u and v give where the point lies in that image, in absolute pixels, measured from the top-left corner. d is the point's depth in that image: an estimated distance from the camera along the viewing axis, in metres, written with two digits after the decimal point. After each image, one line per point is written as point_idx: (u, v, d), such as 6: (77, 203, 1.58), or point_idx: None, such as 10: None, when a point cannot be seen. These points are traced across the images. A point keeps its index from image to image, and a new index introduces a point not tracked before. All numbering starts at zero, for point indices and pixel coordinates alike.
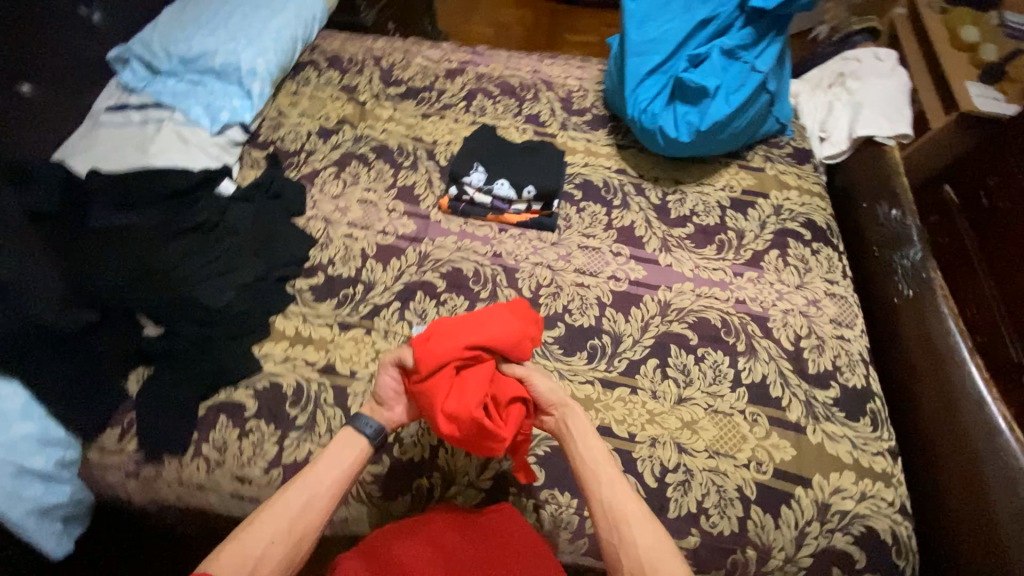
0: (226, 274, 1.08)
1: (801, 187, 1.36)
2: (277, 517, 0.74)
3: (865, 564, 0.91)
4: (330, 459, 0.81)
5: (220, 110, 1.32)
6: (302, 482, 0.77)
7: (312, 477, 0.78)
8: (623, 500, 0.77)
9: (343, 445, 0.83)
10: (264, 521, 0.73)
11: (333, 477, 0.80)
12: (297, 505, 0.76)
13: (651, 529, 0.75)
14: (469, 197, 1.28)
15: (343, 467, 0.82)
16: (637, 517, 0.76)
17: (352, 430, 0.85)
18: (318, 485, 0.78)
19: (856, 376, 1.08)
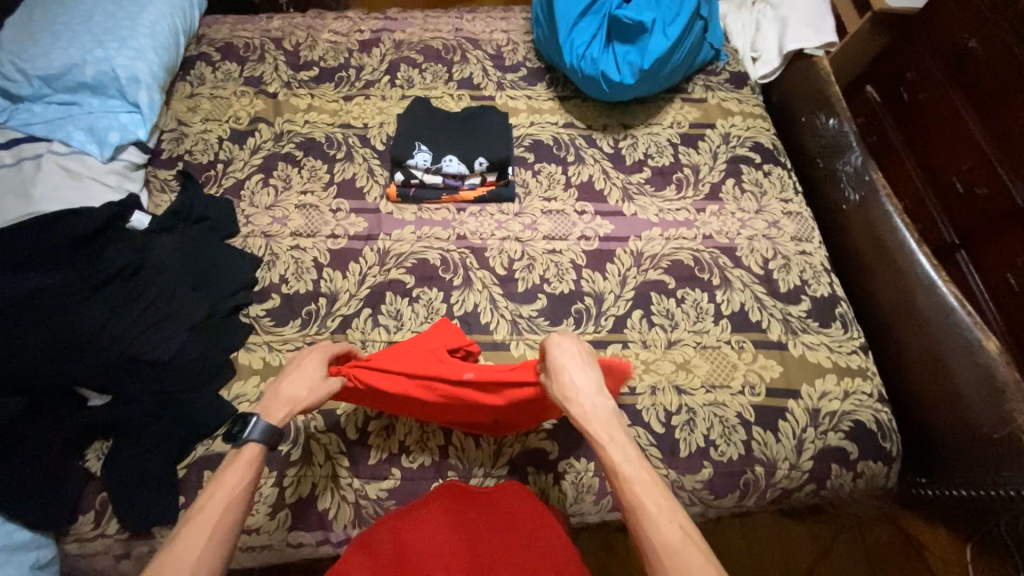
0: (168, 319, 0.96)
1: (743, 111, 1.37)
2: (189, 556, 0.61)
3: (857, 454, 0.99)
4: (230, 479, 0.69)
5: (106, 131, 1.12)
6: (206, 511, 0.65)
7: (220, 502, 0.66)
8: (655, 527, 0.64)
9: (239, 461, 0.71)
10: (175, 563, 0.60)
11: (236, 495, 0.67)
12: (208, 540, 0.63)
13: (692, 564, 0.60)
14: (418, 180, 1.19)
15: (245, 484, 0.69)
16: (672, 550, 0.62)
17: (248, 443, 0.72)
18: (230, 506, 0.66)
19: (822, 286, 1.14)
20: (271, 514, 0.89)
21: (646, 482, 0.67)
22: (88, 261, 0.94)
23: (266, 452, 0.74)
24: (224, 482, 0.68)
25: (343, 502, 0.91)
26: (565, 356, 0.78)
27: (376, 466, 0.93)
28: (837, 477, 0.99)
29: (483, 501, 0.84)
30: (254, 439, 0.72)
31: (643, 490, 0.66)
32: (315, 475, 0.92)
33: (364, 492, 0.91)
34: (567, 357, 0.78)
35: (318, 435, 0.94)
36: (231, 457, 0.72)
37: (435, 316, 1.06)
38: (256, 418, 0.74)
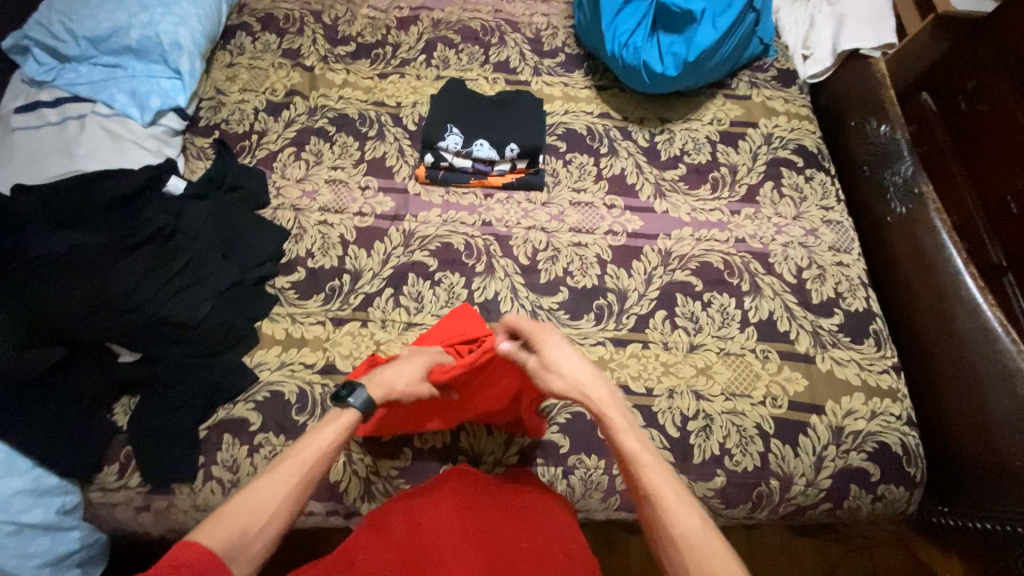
0: (197, 284, 0.98)
1: (789, 112, 1.31)
2: (274, 496, 0.63)
3: (879, 476, 0.96)
4: (327, 435, 0.71)
5: (148, 96, 1.15)
6: (301, 459, 0.68)
7: (313, 453, 0.69)
8: (673, 515, 0.63)
9: (338, 420, 0.74)
10: (260, 497, 0.63)
11: (325, 451, 0.70)
12: (294, 481, 0.66)
13: (712, 553, 0.60)
14: (447, 162, 1.18)
15: (338, 446, 0.72)
16: (692, 539, 0.61)
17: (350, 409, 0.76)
18: (318, 461, 0.69)
19: (857, 300, 1.09)
20: None
21: (662, 470, 0.68)
22: (124, 223, 0.97)
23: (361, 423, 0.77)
24: (320, 435, 0.71)
25: (354, 476, 0.92)
26: (564, 350, 0.81)
27: (388, 444, 0.94)
28: (856, 498, 0.96)
29: (501, 488, 0.85)
30: (355, 405, 0.76)
31: (659, 478, 0.67)
32: None
33: (375, 468, 0.93)
34: (568, 349, 0.81)
35: None
36: (331, 415, 0.75)
37: (456, 301, 1.06)
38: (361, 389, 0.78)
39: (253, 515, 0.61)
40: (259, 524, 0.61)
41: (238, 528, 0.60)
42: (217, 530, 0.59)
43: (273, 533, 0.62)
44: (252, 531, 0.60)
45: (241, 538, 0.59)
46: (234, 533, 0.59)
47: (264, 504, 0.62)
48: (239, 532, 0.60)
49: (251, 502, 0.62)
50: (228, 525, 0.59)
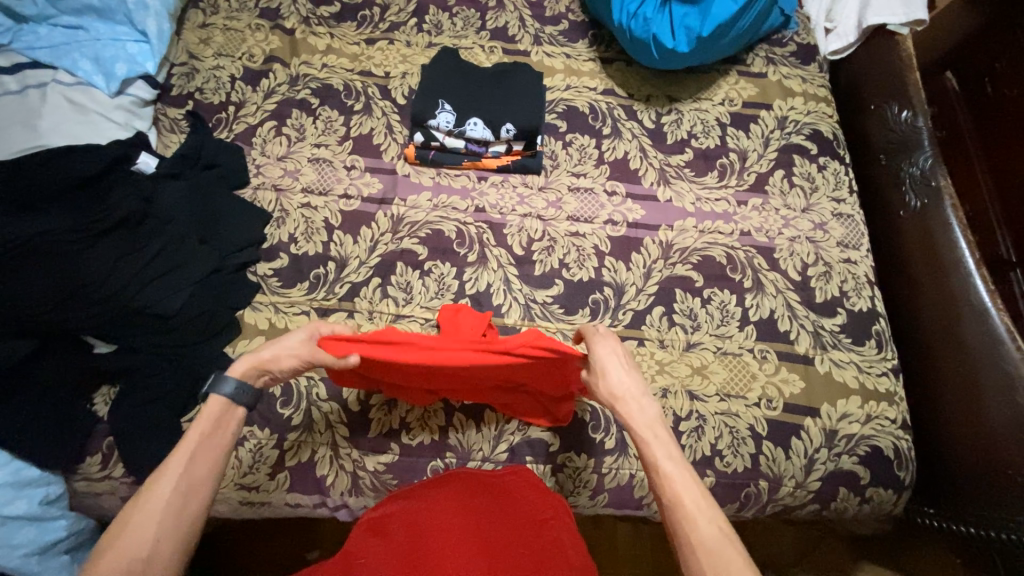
0: (173, 272, 0.93)
1: (807, 93, 1.22)
2: (156, 506, 0.61)
3: (869, 479, 0.96)
4: (201, 432, 0.68)
5: (114, 63, 1.05)
6: (176, 463, 0.64)
7: (193, 449, 0.66)
8: (693, 520, 0.62)
9: (211, 416, 0.70)
10: (142, 518, 0.60)
11: (204, 448, 0.67)
12: (176, 488, 0.62)
13: (733, 564, 0.58)
14: (438, 142, 1.10)
15: (222, 436, 0.70)
16: (712, 550, 0.59)
17: (218, 399, 0.71)
18: (198, 459, 0.65)
19: (862, 299, 1.05)
20: (270, 475, 0.90)
21: (683, 478, 0.65)
22: (90, 206, 0.91)
23: (238, 409, 0.73)
24: (191, 438, 0.67)
25: (341, 471, 0.91)
26: (611, 354, 0.76)
27: (375, 440, 0.93)
28: (843, 500, 0.96)
29: (491, 483, 0.84)
30: (224, 392, 0.71)
31: (685, 484, 0.65)
32: (315, 443, 0.92)
33: (361, 464, 0.92)
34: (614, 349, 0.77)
35: (319, 403, 0.93)
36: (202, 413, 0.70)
37: (446, 294, 1.02)
38: (226, 375, 0.73)
39: (142, 537, 0.59)
40: (149, 544, 0.58)
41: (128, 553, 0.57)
42: (103, 565, 0.57)
43: (171, 545, 0.60)
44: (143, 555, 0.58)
45: (136, 564, 0.57)
46: (124, 559, 0.57)
47: (146, 522, 0.60)
48: (130, 555, 0.57)
49: (134, 524, 0.59)
50: (117, 553, 0.57)
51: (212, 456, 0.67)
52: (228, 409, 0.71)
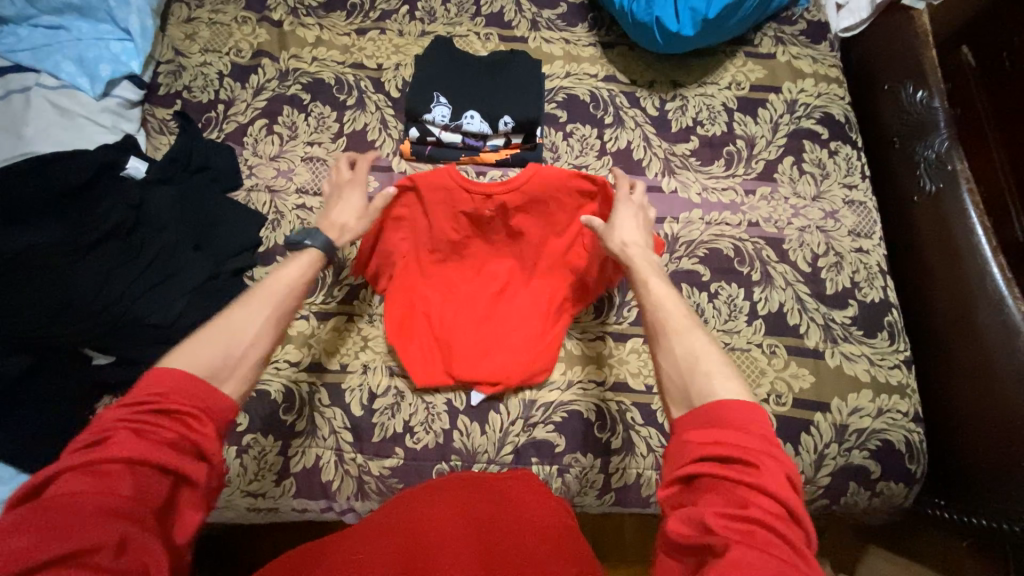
0: (169, 280, 0.91)
1: (818, 73, 1.17)
2: (251, 323, 0.63)
3: (880, 473, 0.94)
4: (297, 266, 0.72)
5: (97, 64, 1.02)
6: (270, 292, 0.67)
7: (282, 288, 0.68)
8: (672, 323, 0.63)
9: (300, 258, 0.74)
10: (238, 326, 0.62)
11: (292, 285, 0.69)
12: (268, 315, 0.65)
13: (710, 360, 0.58)
14: (434, 137, 1.07)
15: (305, 282, 0.72)
16: (687, 337, 0.61)
17: (311, 249, 0.75)
18: (289, 292, 0.68)
19: (874, 290, 1.02)
20: (276, 481, 0.90)
21: (671, 297, 0.67)
22: (81, 216, 0.89)
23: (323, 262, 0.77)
24: (285, 270, 0.71)
25: (346, 475, 0.91)
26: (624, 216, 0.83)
27: (379, 445, 0.92)
28: (853, 495, 0.95)
29: (501, 489, 0.82)
30: (315, 246, 0.75)
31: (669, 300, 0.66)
32: (320, 448, 0.91)
33: (367, 469, 0.91)
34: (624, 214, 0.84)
35: (322, 409, 0.93)
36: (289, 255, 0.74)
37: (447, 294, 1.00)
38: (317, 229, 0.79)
39: (232, 345, 0.60)
40: (244, 345, 0.61)
41: (219, 356, 0.59)
42: (198, 355, 0.58)
43: (254, 350, 0.62)
44: (236, 354, 0.60)
45: (226, 356, 0.59)
46: (217, 355, 0.59)
47: (239, 331, 0.62)
48: (222, 355, 0.59)
49: (229, 334, 0.61)
50: (208, 351, 0.58)
51: (292, 297, 0.69)
52: (314, 258, 0.74)
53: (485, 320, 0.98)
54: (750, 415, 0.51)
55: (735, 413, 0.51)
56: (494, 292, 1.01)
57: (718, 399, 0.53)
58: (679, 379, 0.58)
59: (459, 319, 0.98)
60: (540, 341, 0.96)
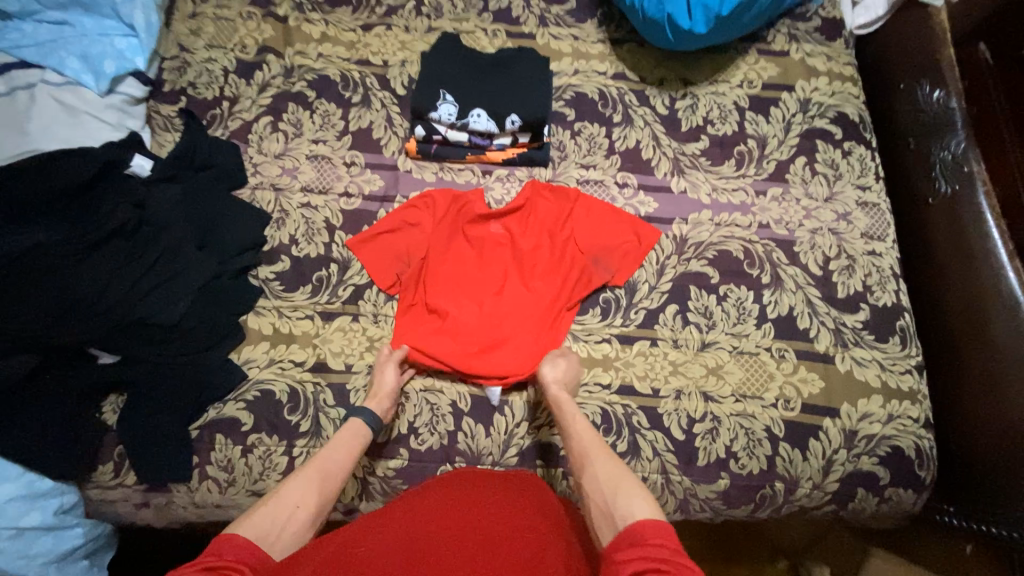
0: (174, 279, 0.91)
1: (831, 71, 1.14)
2: (304, 503, 0.71)
3: (888, 480, 0.93)
4: (342, 440, 0.81)
5: (102, 60, 1.02)
6: (317, 465, 0.76)
7: (327, 461, 0.77)
8: (593, 457, 0.72)
9: (347, 431, 0.83)
10: (290, 494, 0.70)
11: (336, 467, 0.77)
12: (318, 491, 0.73)
13: (628, 486, 0.65)
14: (440, 135, 1.05)
15: (350, 463, 0.80)
16: (609, 471, 0.68)
17: (358, 421, 0.84)
18: (335, 472, 0.77)
19: (886, 294, 1.01)
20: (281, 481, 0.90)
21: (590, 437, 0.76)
22: (86, 215, 0.89)
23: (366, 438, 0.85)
24: (332, 444, 0.80)
25: (351, 476, 0.91)
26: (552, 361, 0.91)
27: (384, 445, 0.92)
28: (861, 501, 0.93)
29: (493, 487, 0.79)
30: (366, 418, 0.85)
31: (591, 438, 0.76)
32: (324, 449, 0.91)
33: (371, 470, 0.91)
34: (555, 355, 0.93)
35: (327, 409, 0.92)
36: (338, 430, 0.83)
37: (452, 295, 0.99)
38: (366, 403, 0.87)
39: (283, 514, 0.68)
40: (291, 510, 0.69)
41: (277, 513, 0.67)
42: (256, 519, 0.65)
43: (302, 526, 0.69)
44: (285, 517, 0.67)
45: (278, 529, 0.66)
46: (269, 523, 0.66)
47: (291, 503, 0.69)
48: (273, 520, 0.66)
49: (279, 500, 0.69)
50: (262, 523, 0.65)
51: (339, 477, 0.77)
52: (362, 437, 0.83)
53: (491, 325, 0.96)
54: (655, 531, 0.56)
55: (646, 528, 0.57)
56: (495, 292, 0.99)
57: (633, 520, 0.59)
58: (603, 509, 0.64)
59: (465, 326, 0.96)
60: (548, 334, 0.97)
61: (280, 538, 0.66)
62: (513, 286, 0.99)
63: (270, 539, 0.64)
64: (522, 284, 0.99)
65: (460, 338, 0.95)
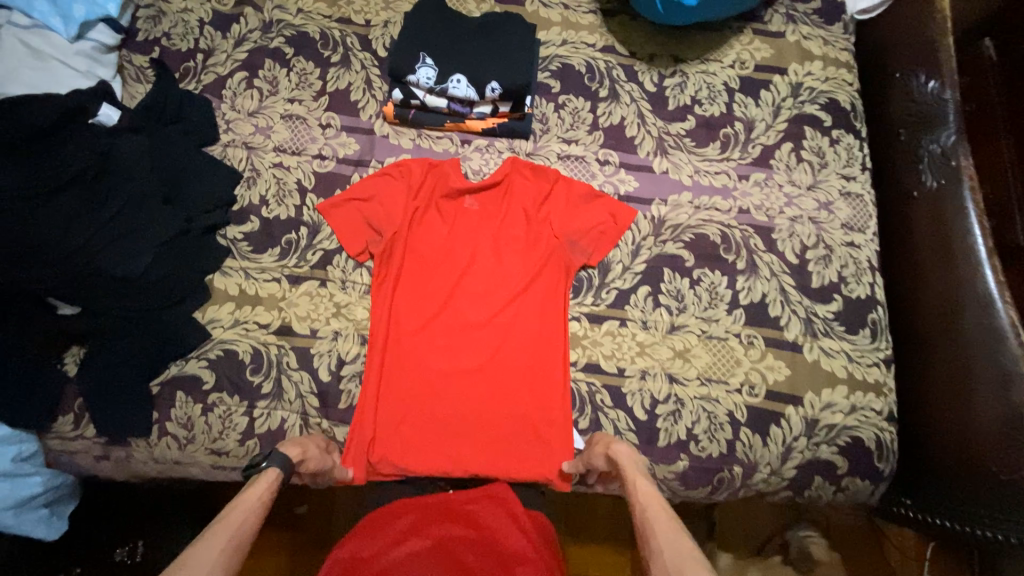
0: (136, 231, 0.88)
1: (827, 56, 1.11)
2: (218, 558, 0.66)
3: (845, 470, 0.94)
4: (255, 493, 0.76)
5: (70, 3, 0.97)
6: (226, 521, 0.71)
7: (235, 516, 0.72)
8: (661, 538, 0.71)
9: (259, 484, 0.78)
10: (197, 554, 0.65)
11: (246, 518, 0.72)
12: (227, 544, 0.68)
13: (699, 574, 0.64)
14: (418, 101, 1.02)
15: (264, 509, 0.76)
16: (681, 558, 0.67)
17: (272, 472, 0.79)
18: (245, 523, 0.72)
19: (861, 286, 1.00)
20: (240, 441, 0.90)
21: (656, 512, 0.75)
22: (42, 159, 0.85)
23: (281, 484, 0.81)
24: (243, 498, 0.75)
25: None
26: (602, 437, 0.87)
27: (345, 410, 0.92)
28: (817, 488, 0.94)
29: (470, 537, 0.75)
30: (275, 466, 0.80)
31: (657, 512, 0.75)
32: (285, 412, 0.91)
33: (332, 433, 0.91)
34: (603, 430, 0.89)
35: (289, 372, 0.92)
36: (249, 483, 0.78)
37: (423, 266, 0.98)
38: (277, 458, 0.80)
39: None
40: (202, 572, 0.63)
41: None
42: None
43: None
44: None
45: None
46: None
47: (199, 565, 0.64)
48: None
49: (185, 569, 0.63)
50: None
51: (253, 526, 0.72)
52: (273, 483, 0.78)
53: (445, 331, 0.95)
54: None
55: None
56: (460, 281, 0.97)
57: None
58: None
59: (420, 311, 0.96)
60: (508, 320, 0.95)
61: None
62: (491, 305, 0.96)
63: None
64: (501, 300, 0.96)
65: (416, 346, 0.94)
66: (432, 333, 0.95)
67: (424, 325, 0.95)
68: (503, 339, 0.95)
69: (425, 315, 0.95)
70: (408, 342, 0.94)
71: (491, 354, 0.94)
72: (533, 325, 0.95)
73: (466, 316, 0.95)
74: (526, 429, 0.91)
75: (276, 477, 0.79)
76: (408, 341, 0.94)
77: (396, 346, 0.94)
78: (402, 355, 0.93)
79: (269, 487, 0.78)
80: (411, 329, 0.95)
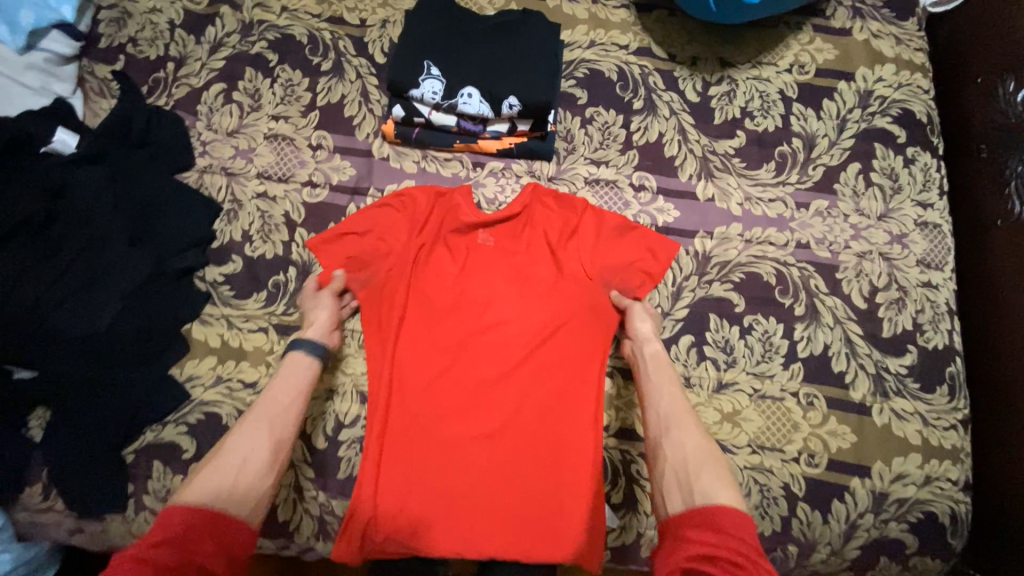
0: (103, 281, 0.78)
1: (900, 58, 0.95)
2: (256, 451, 0.66)
3: (915, 548, 0.80)
4: (288, 380, 0.73)
5: (15, 7, 0.83)
6: (262, 409, 0.69)
7: (270, 404, 0.70)
8: (676, 436, 0.68)
9: (288, 368, 0.74)
10: (236, 438, 0.66)
11: (282, 405, 0.70)
12: (266, 433, 0.67)
13: (713, 473, 0.62)
14: (423, 118, 0.88)
15: (305, 397, 0.73)
16: (696, 458, 0.65)
17: (297, 353, 0.75)
18: (285, 410, 0.70)
19: (938, 335, 0.86)
20: None
21: (676, 408, 0.71)
22: None
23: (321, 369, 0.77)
24: (277, 385, 0.72)
25: (305, 515, 0.79)
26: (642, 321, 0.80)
27: (344, 482, 0.80)
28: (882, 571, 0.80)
29: None
30: (307, 353, 0.76)
31: (675, 407, 0.71)
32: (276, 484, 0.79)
33: (331, 507, 0.79)
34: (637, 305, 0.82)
35: None
36: (280, 368, 0.75)
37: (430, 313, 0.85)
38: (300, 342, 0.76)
39: (229, 466, 0.63)
40: (241, 455, 0.64)
41: (221, 464, 0.63)
42: (198, 485, 0.60)
43: (256, 464, 0.64)
44: (234, 465, 0.63)
45: (229, 481, 0.62)
46: (215, 486, 0.61)
47: (237, 454, 0.64)
48: (223, 475, 0.62)
49: (221, 455, 0.64)
50: (206, 482, 0.61)
51: (293, 409, 0.71)
52: (309, 370, 0.75)
53: (457, 388, 0.82)
54: (734, 522, 0.56)
55: (724, 520, 0.56)
56: (473, 329, 0.84)
57: (713, 504, 0.59)
58: (674, 478, 0.64)
59: (428, 366, 0.82)
60: (530, 376, 0.82)
61: (234, 490, 0.61)
62: (510, 356, 0.83)
63: (222, 493, 0.60)
64: (522, 351, 0.83)
65: (423, 408, 0.81)
66: (441, 393, 0.82)
67: (431, 384, 0.82)
68: (524, 398, 0.82)
69: (433, 372, 0.82)
70: (413, 405, 0.81)
71: (509, 417, 0.81)
72: (559, 380, 0.82)
73: (479, 372, 0.82)
74: (551, 505, 0.78)
75: (313, 363, 0.76)
76: (414, 402, 0.81)
77: (400, 409, 0.81)
78: (406, 419, 0.81)
79: (303, 368, 0.75)
80: (416, 388, 0.82)
